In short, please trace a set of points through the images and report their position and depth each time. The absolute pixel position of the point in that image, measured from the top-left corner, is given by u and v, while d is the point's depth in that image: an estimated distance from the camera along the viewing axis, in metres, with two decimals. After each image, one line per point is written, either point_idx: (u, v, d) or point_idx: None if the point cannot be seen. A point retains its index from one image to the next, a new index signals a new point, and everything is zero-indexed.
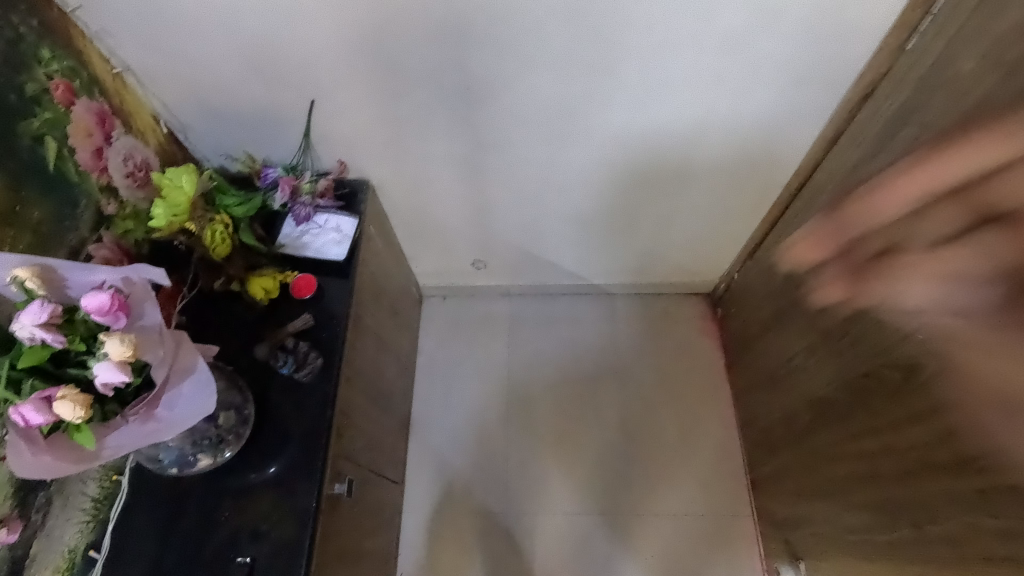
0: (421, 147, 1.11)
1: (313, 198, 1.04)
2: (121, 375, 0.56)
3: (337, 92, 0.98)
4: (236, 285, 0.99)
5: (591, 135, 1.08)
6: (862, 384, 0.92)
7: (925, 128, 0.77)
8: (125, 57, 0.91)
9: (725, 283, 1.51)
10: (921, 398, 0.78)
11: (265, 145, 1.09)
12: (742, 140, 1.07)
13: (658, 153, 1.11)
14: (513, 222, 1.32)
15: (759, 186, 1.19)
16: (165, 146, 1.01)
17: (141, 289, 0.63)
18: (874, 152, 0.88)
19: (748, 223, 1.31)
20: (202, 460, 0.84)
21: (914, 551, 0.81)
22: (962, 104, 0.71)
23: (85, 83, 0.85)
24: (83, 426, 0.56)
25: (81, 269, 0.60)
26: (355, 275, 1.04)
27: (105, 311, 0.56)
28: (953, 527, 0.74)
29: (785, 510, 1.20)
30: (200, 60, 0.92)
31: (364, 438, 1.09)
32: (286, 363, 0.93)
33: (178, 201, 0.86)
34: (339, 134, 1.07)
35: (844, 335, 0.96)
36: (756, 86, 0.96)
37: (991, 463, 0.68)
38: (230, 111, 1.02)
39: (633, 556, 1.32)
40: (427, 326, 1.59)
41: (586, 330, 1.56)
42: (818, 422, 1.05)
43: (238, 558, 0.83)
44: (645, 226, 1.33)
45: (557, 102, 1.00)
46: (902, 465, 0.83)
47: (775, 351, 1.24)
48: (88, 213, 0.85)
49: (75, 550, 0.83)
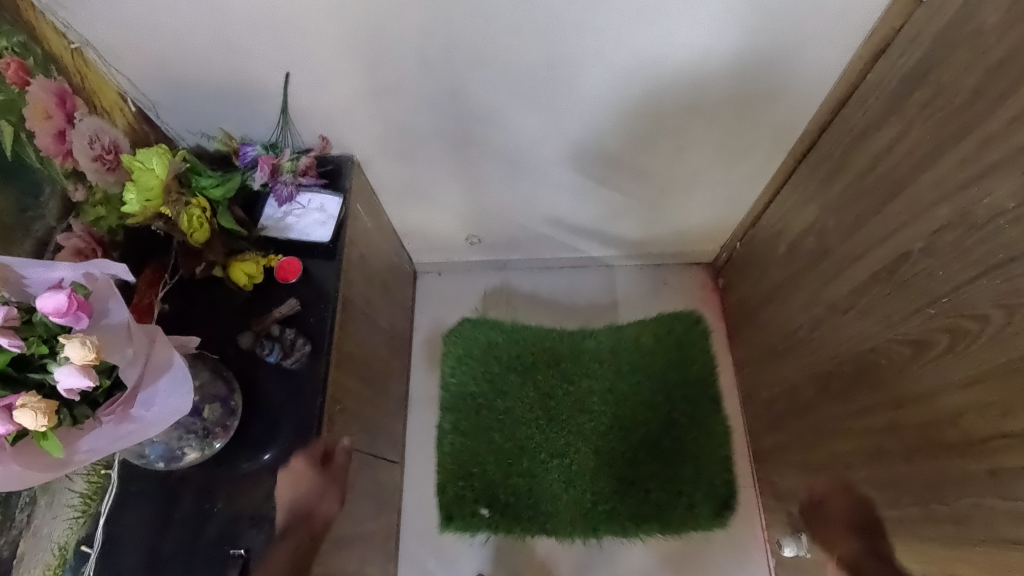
0: (406, 119, 1.05)
1: (295, 176, 0.97)
2: (85, 379, 0.53)
3: (313, 63, 0.92)
4: (218, 270, 0.94)
5: (581, 102, 1.02)
6: (867, 359, 0.89)
7: (943, 86, 0.71)
8: (82, 30, 0.85)
9: (726, 253, 1.47)
10: (930, 376, 0.76)
11: (243, 122, 1.03)
12: (744, 103, 1.02)
13: (655, 118, 1.06)
14: (506, 195, 1.28)
15: (762, 150, 1.14)
16: (134, 126, 0.96)
17: (104, 284, 0.60)
18: (886, 115, 0.82)
19: (750, 191, 1.27)
20: (190, 454, 0.82)
21: (919, 529, 0.79)
22: (984, 62, 0.65)
23: (39, 60, 0.79)
24: (49, 434, 0.53)
25: (39, 266, 0.57)
26: (342, 256, 1.00)
27: (64, 312, 0.52)
28: (961, 506, 0.72)
29: (787, 482, 1.19)
30: (165, 32, 0.86)
31: (359, 421, 1.07)
32: (273, 351, 0.89)
33: (150, 185, 0.81)
34: (319, 109, 1.02)
35: (851, 308, 0.92)
36: (758, 45, 0.90)
37: (1005, 443, 0.65)
38: (202, 87, 0.96)
39: (635, 531, 1.33)
40: (422, 303, 1.56)
41: (585, 302, 1.54)
42: (821, 397, 1.03)
43: (234, 550, 0.81)
44: (641, 194, 1.29)
45: (543, 69, 0.95)
46: (908, 442, 0.80)
47: (777, 323, 1.21)
48: (54, 201, 0.82)
49: (66, 545, 0.82)
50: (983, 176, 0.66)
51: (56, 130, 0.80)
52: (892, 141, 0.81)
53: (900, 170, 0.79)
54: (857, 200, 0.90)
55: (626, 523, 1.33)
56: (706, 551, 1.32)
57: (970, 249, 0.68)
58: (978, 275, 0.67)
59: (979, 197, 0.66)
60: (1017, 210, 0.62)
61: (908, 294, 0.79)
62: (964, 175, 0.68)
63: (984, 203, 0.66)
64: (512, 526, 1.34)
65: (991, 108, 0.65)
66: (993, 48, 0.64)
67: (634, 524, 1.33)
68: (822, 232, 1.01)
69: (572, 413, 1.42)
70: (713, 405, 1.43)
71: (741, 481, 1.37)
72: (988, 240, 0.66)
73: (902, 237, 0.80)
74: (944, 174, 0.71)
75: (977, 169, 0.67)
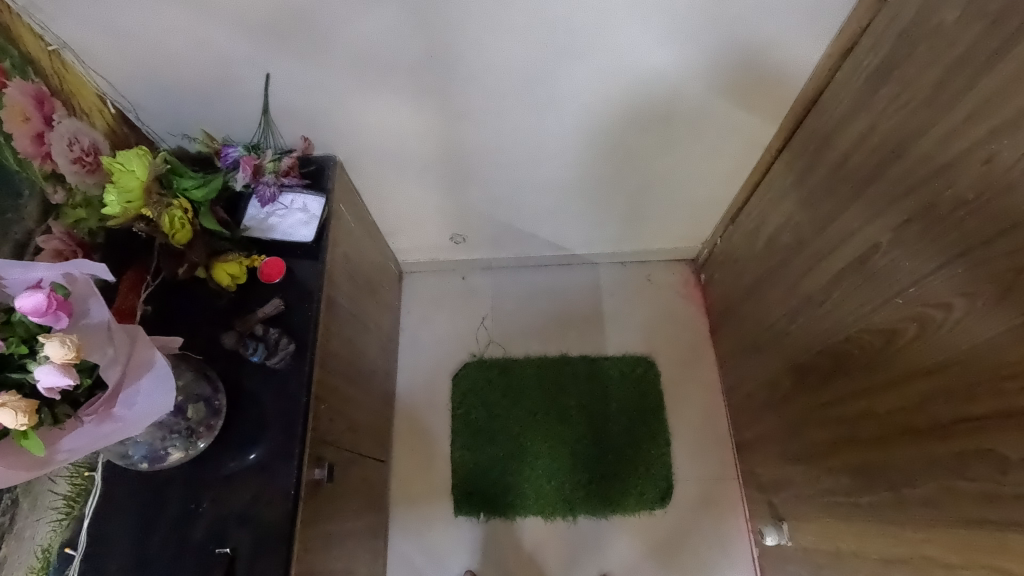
0: (388, 119, 1.06)
1: (277, 177, 0.97)
2: (66, 378, 0.53)
3: (293, 64, 0.93)
4: (201, 272, 0.94)
5: (561, 102, 1.04)
6: (841, 349, 0.91)
7: (908, 82, 0.73)
8: (59, 32, 0.85)
9: (708, 249, 1.50)
10: (900, 363, 0.78)
11: (225, 123, 1.03)
12: (721, 101, 1.04)
13: (636, 117, 1.08)
14: (490, 194, 1.29)
15: (740, 147, 1.16)
16: (114, 128, 0.96)
17: (84, 285, 0.61)
18: (855, 111, 0.85)
19: (729, 187, 1.29)
20: (174, 454, 0.82)
21: (891, 514, 0.82)
22: (945, 58, 0.67)
23: (16, 62, 0.79)
24: (30, 433, 0.54)
25: (18, 267, 0.57)
26: (325, 256, 1.01)
27: (43, 312, 0.53)
28: (929, 490, 0.74)
29: (769, 473, 1.21)
30: (144, 34, 0.86)
31: (345, 420, 1.08)
32: (257, 351, 0.89)
33: (131, 186, 0.81)
34: (299, 110, 1.02)
35: (826, 299, 0.95)
36: (731, 45, 0.92)
37: (970, 426, 0.67)
38: (182, 89, 0.96)
39: (621, 524, 1.35)
40: (408, 302, 1.57)
41: (570, 299, 1.55)
42: (799, 388, 1.06)
43: (220, 549, 0.81)
44: (624, 192, 1.31)
45: (522, 71, 0.96)
46: (880, 428, 0.83)
47: (757, 316, 1.23)
48: (33, 203, 0.82)
49: (50, 548, 0.83)
50: (945, 169, 0.68)
51: (34, 133, 0.80)
52: (861, 136, 0.83)
53: (871, 165, 0.81)
54: (830, 195, 0.92)
55: (606, 512, 1.35)
56: (691, 542, 1.34)
57: (934, 239, 0.70)
58: (941, 265, 0.70)
59: (942, 188, 0.69)
60: (976, 201, 0.64)
61: (878, 285, 0.81)
62: (928, 169, 0.71)
63: (946, 195, 0.68)
64: (501, 516, 1.36)
65: (951, 103, 0.67)
66: (954, 44, 0.66)
67: (615, 514, 1.35)
68: (797, 227, 1.03)
69: (554, 406, 1.45)
70: (696, 398, 1.46)
71: (724, 473, 1.39)
72: (951, 231, 0.68)
73: (871, 230, 0.82)
74: (910, 167, 0.74)
75: (940, 162, 0.69)
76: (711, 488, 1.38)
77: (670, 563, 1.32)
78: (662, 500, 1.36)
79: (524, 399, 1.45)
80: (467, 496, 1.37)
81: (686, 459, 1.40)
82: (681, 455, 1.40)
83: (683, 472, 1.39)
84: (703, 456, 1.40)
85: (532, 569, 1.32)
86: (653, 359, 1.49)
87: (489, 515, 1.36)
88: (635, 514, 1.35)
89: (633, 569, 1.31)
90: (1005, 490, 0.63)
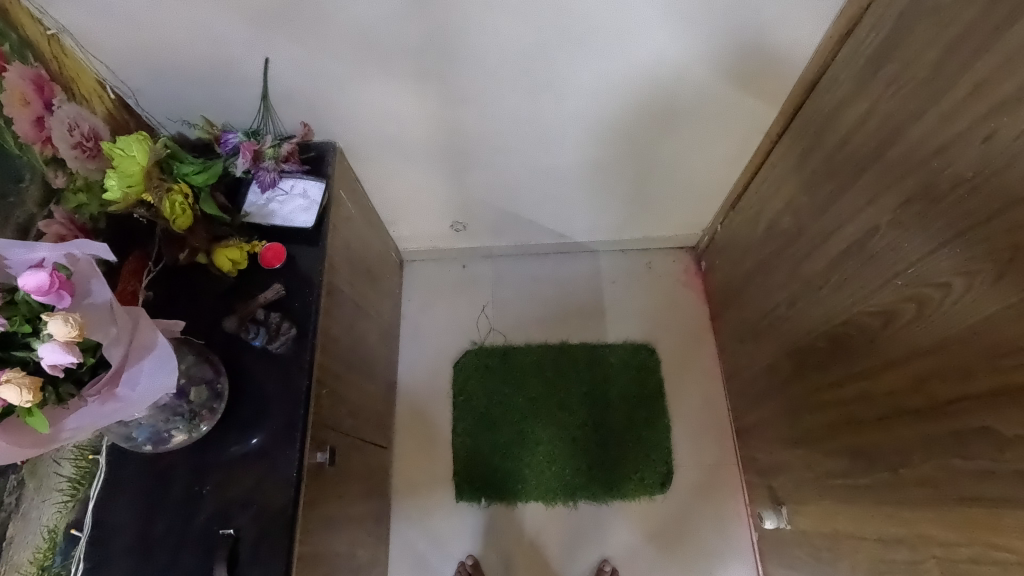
0: (387, 104, 1.05)
1: (277, 163, 0.97)
2: (69, 356, 0.54)
3: (292, 47, 0.92)
4: (202, 257, 0.95)
5: (561, 86, 1.03)
6: (840, 332, 0.92)
7: (908, 62, 0.73)
8: (57, 15, 0.84)
9: (709, 236, 1.50)
10: (899, 345, 0.78)
11: (225, 109, 1.04)
12: (722, 85, 1.03)
13: (636, 103, 1.08)
14: (490, 180, 1.29)
15: (742, 131, 1.15)
16: (114, 113, 0.97)
17: (85, 265, 0.62)
18: (854, 94, 0.85)
19: (730, 172, 1.29)
20: (177, 436, 0.83)
21: (889, 494, 0.82)
22: (945, 36, 0.67)
23: (15, 46, 0.79)
24: (34, 410, 0.55)
25: (20, 248, 0.58)
26: (325, 242, 1.01)
27: (46, 291, 0.54)
28: (927, 469, 0.74)
29: (768, 457, 1.22)
30: (142, 17, 0.85)
31: (347, 406, 1.08)
32: (258, 335, 0.90)
33: (131, 171, 0.80)
34: (299, 95, 1.02)
35: (826, 283, 0.95)
36: (729, 28, 0.91)
37: (967, 404, 0.68)
38: (181, 75, 0.96)
39: (622, 509, 1.36)
40: (409, 290, 1.58)
41: (571, 286, 1.56)
42: (799, 373, 1.06)
43: (224, 530, 0.82)
44: (624, 179, 1.30)
45: (519, 54, 0.95)
46: (879, 410, 0.83)
47: (756, 302, 1.23)
48: (33, 187, 0.81)
49: (55, 529, 0.84)
50: (944, 149, 0.68)
51: (34, 117, 0.80)
52: (861, 119, 0.83)
53: (872, 147, 0.81)
54: (831, 178, 0.92)
55: (606, 497, 1.36)
56: (691, 527, 1.35)
57: (933, 220, 0.70)
58: (940, 245, 0.70)
59: (940, 169, 0.69)
60: (975, 178, 0.64)
61: (877, 267, 0.82)
62: (928, 148, 0.70)
63: (945, 175, 0.68)
64: (502, 501, 1.37)
65: (951, 82, 0.67)
66: (953, 22, 0.66)
67: (615, 499, 1.36)
68: (797, 212, 1.04)
69: (554, 393, 1.45)
70: (694, 384, 1.46)
71: (724, 459, 1.40)
72: (950, 210, 0.68)
73: (870, 213, 0.82)
74: (909, 148, 0.74)
75: (939, 142, 0.69)
76: (712, 475, 1.38)
77: (669, 547, 1.33)
78: (662, 484, 1.37)
79: (524, 386, 1.46)
80: (467, 483, 1.38)
81: (686, 445, 1.41)
82: (683, 441, 1.41)
83: (683, 458, 1.40)
84: (703, 442, 1.41)
85: (533, 554, 1.33)
86: (653, 347, 1.50)
87: (490, 501, 1.37)
88: (635, 499, 1.36)
89: (633, 553, 1.33)
90: (1001, 468, 0.63)
